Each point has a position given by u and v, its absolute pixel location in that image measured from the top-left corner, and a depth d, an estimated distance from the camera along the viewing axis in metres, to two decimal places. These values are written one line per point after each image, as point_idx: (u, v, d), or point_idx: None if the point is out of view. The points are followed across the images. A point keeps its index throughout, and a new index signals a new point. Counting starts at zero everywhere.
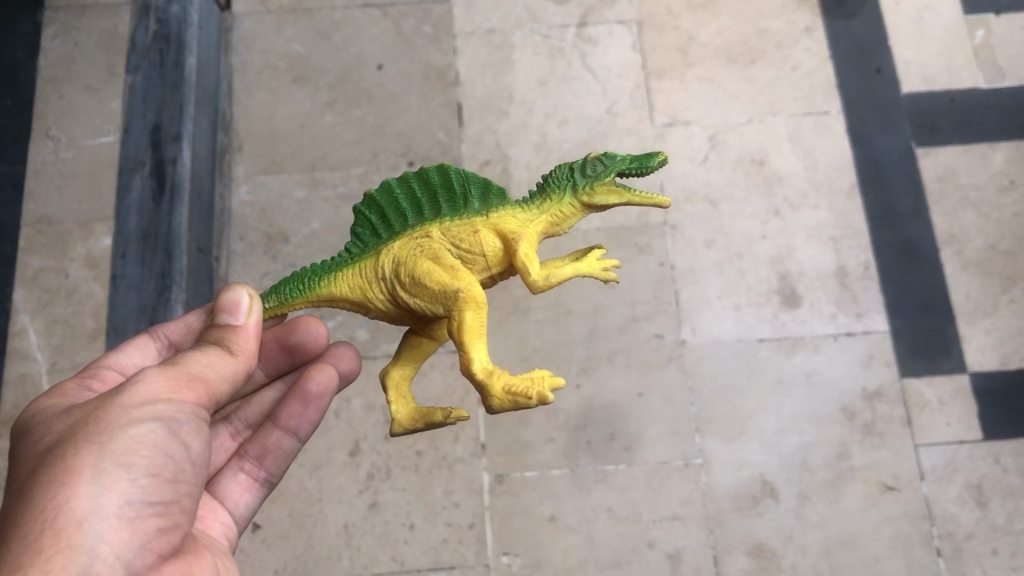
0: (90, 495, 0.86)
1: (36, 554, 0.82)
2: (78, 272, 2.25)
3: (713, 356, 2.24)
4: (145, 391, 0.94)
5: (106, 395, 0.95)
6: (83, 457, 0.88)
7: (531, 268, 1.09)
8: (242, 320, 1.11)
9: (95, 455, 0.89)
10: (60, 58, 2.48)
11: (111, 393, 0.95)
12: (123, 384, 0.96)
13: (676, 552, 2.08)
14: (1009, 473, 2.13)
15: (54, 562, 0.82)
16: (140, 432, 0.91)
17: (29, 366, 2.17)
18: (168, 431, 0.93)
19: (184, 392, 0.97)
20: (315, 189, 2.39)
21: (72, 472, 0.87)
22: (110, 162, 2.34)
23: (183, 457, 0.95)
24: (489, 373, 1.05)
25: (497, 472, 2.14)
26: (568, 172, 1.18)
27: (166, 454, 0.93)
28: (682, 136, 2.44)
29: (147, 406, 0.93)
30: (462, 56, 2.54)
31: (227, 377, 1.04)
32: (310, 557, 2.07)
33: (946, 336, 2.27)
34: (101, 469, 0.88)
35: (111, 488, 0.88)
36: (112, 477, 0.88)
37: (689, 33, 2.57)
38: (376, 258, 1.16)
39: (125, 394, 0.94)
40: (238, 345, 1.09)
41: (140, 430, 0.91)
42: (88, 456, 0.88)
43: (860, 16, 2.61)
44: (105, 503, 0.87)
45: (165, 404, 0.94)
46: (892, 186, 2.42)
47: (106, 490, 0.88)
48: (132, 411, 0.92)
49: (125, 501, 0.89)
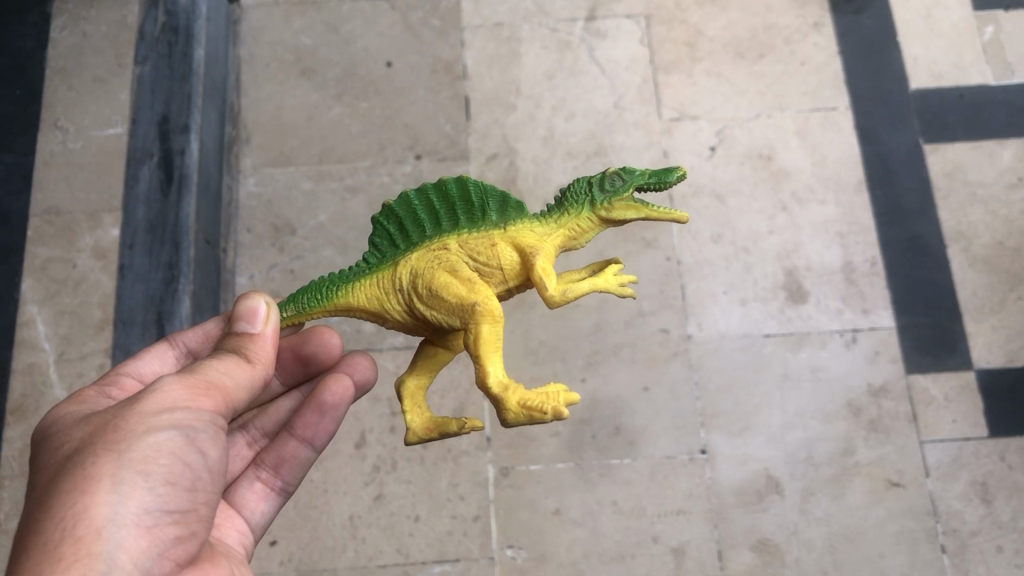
0: (109, 503, 0.87)
1: (56, 562, 0.83)
2: (86, 262, 2.26)
3: (720, 351, 2.24)
4: (162, 400, 0.95)
5: (124, 404, 0.96)
6: (103, 465, 0.89)
7: (548, 284, 1.08)
8: (259, 328, 1.11)
9: (113, 463, 0.89)
10: (69, 49, 2.49)
11: (130, 401, 0.96)
12: (141, 393, 0.96)
13: (680, 546, 2.08)
14: (1015, 471, 2.13)
15: (74, 570, 0.83)
16: (159, 440, 0.92)
17: (38, 356, 2.18)
18: (185, 438, 0.94)
19: (201, 401, 0.97)
20: (322, 181, 2.40)
21: (90, 480, 0.88)
22: (117, 151, 2.33)
23: (201, 464, 0.95)
24: (504, 387, 1.05)
25: (503, 466, 2.14)
26: (586, 186, 1.18)
27: (184, 461, 0.93)
28: (689, 130, 2.44)
29: (165, 415, 0.93)
30: (470, 49, 2.53)
31: (245, 384, 1.05)
32: (316, 548, 2.08)
33: (953, 332, 2.27)
34: (120, 477, 0.89)
35: (130, 496, 0.89)
36: (131, 485, 0.89)
37: (698, 27, 2.56)
38: (393, 269, 1.16)
39: (143, 402, 0.95)
40: (255, 352, 1.09)
41: (159, 438, 0.92)
42: (107, 464, 0.89)
43: (869, 11, 2.61)
44: (124, 511, 0.88)
45: (182, 412, 0.95)
46: (900, 182, 2.42)
47: (125, 498, 0.88)
48: (150, 419, 0.93)
49: (144, 510, 0.89)
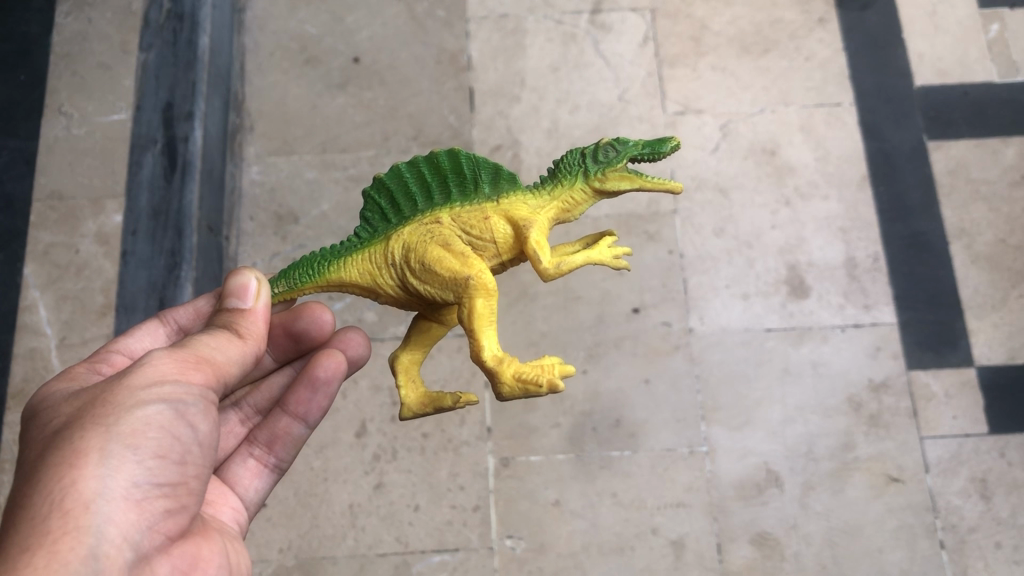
0: (97, 477, 0.87)
1: (43, 535, 0.83)
2: (88, 248, 2.26)
3: (721, 344, 2.24)
4: (152, 374, 0.95)
5: (113, 378, 0.96)
6: (91, 439, 0.89)
7: (542, 256, 1.09)
8: (251, 304, 1.12)
9: (102, 436, 0.89)
10: (74, 35, 2.48)
11: (119, 375, 0.96)
12: (130, 367, 0.97)
13: (679, 539, 2.09)
14: (1015, 467, 2.13)
15: (62, 544, 0.83)
16: (147, 414, 0.92)
17: (40, 341, 2.18)
18: (175, 412, 0.94)
19: (191, 375, 0.97)
20: (326, 170, 2.40)
21: (79, 453, 0.88)
22: (122, 138, 2.33)
23: (190, 438, 0.96)
24: (499, 360, 1.05)
25: (503, 456, 2.15)
26: (580, 157, 1.18)
27: (173, 435, 0.94)
28: (693, 124, 2.43)
29: (154, 388, 0.94)
30: (475, 40, 2.53)
31: (235, 360, 1.05)
32: (316, 537, 2.09)
33: (954, 329, 2.27)
34: (108, 450, 0.89)
35: (119, 470, 0.89)
36: (120, 459, 0.89)
37: (703, 22, 2.55)
38: (386, 243, 1.16)
39: (132, 376, 0.95)
40: (247, 329, 1.10)
41: (147, 412, 0.92)
42: (95, 438, 0.89)
43: (874, 7, 2.60)
44: (113, 485, 0.88)
45: (172, 386, 0.95)
46: (903, 179, 2.41)
47: (113, 472, 0.88)
48: (139, 393, 0.93)
49: (133, 483, 0.90)
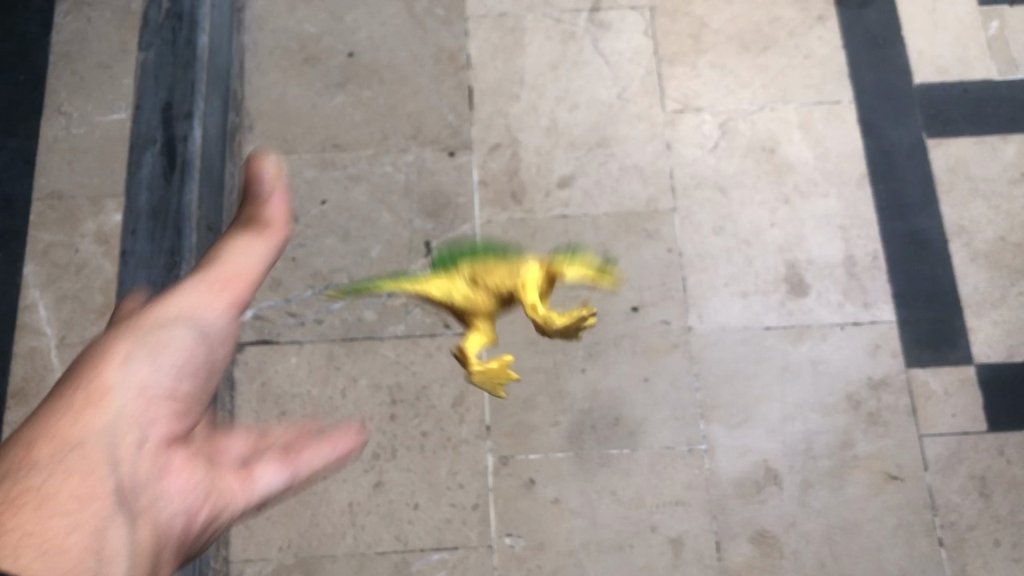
0: (120, 370, 0.97)
1: (62, 415, 0.93)
2: (88, 247, 2.27)
3: (720, 343, 2.25)
4: (182, 295, 1.05)
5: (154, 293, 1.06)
6: (121, 340, 1.00)
7: None
8: (269, 187, 1.07)
9: (130, 338, 1.00)
10: (73, 35, 2.48)
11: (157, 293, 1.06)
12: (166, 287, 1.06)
13: (678, 537, 2.10)
14: (1014, 465, 2.14)
15: (78, 427, 0.92)
16: (172, 327, 1.02)
17: (40, 340, 2.19)
18: (197, 328, 1.04)
19: (218, 290, 1.06)
20: (325, 169, 2.40)
21: (108, 351, 0.99)
22: (122, 138, 2.36)
23: (206, 349, 1.04)
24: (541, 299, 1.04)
25: (502, 454, 2.15)
26: None
27: (194, 347, 1.03)
28: (692, 123, 2.44)
29: (183, 308, 1.04)
30: (474, 38, 2.52)
31: (263, 263, 1.08)
32: (315, 535, 2.11)
33: (954, 327, 2.26)
34: (133, 352, 0.99)
35: (139, 369, 0.98)
36: (139, 360, 0.99)
37: (702, 19, 2.55)
38: None
39: (166, 296, 1.05)
40: (268, 216, 1.08)
41: (172, 325, 1.02)
42: (124, 340, 1.00)
43: (874, 5, 2.57)
44: (131, 382, 0.97)
45: (198, 307, 1.05)
46: (903, 177, 2.40)
47: (134, 369, 0.98)
48: (168, 309, 1.03)
49: (149, 382, 0.98)
